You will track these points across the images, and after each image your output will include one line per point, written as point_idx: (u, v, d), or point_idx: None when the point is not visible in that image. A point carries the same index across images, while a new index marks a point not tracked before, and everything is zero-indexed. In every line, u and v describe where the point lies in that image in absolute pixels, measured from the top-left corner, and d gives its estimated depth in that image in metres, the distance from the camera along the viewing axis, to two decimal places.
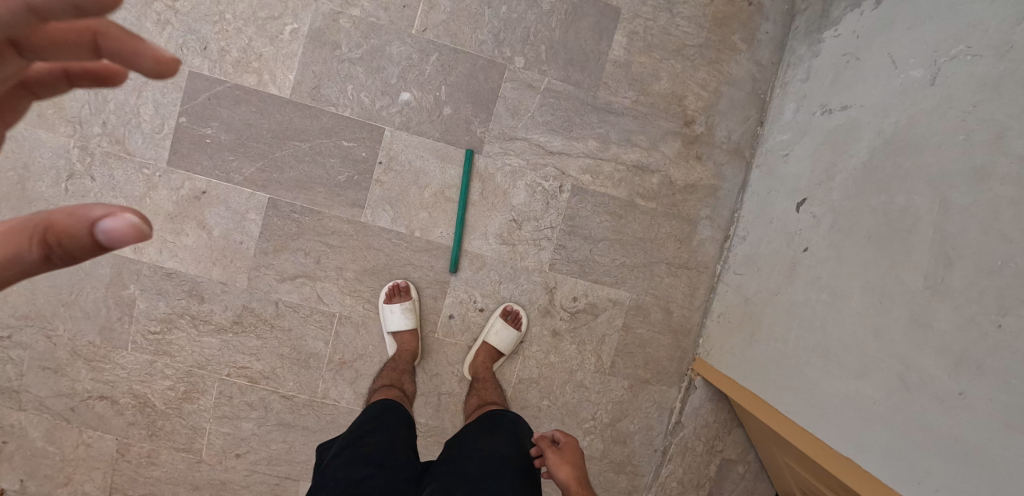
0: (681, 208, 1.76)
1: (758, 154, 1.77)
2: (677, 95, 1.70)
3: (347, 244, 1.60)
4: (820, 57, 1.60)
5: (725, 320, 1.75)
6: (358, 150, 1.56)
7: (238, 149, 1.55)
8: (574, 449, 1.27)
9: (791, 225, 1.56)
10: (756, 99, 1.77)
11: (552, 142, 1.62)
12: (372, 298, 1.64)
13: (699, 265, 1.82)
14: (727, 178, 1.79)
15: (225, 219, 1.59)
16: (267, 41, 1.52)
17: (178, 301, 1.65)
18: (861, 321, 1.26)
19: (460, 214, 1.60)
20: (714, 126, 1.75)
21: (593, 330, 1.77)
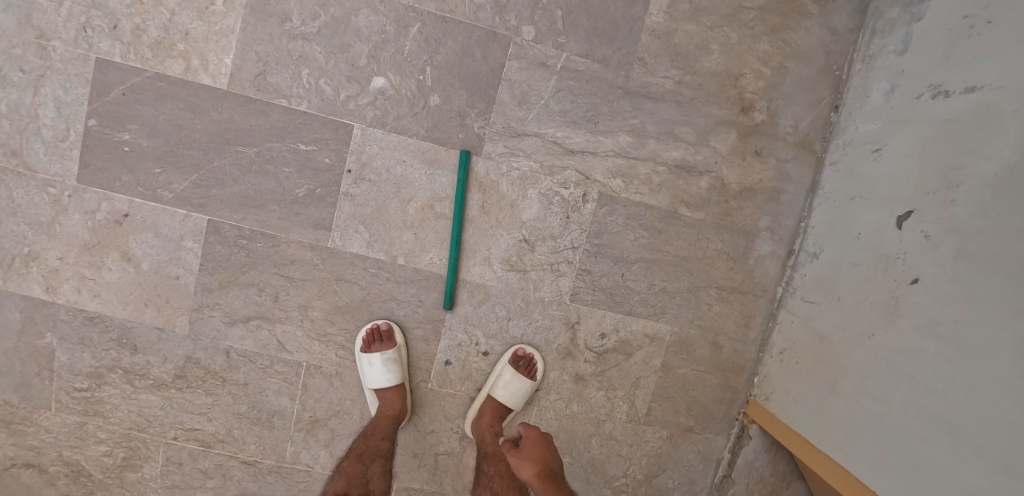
0: (735, 217, 1.39)
1: (832, 147, 1.42)
2: (732, 73, 1.33)
3: (312, 276, 1.24)
4: (921, 21, 1.24)
5: (792, 358, 1.40)
6: (319, 155, 1.19)
7: (166, 159, 1.19)
8: (541, 441, 1.15)
9: (887, 244, 1.20)
10: (829, 77, 1.41)
11: (573, 137, 1.24)
12: (346, 344, 1.28)
13: (756, 286, 1.46)
14: (792, 178, 1.43)
15: (156, 248, 1.24)
16: (196, 16, 1.15)
17: (107, 353, 1.29)
18: (1012, 393, 0.91)
19: (456, 235, 1.23)
20: (777, 112, 1.38)
21: (625, 373, 1.41)
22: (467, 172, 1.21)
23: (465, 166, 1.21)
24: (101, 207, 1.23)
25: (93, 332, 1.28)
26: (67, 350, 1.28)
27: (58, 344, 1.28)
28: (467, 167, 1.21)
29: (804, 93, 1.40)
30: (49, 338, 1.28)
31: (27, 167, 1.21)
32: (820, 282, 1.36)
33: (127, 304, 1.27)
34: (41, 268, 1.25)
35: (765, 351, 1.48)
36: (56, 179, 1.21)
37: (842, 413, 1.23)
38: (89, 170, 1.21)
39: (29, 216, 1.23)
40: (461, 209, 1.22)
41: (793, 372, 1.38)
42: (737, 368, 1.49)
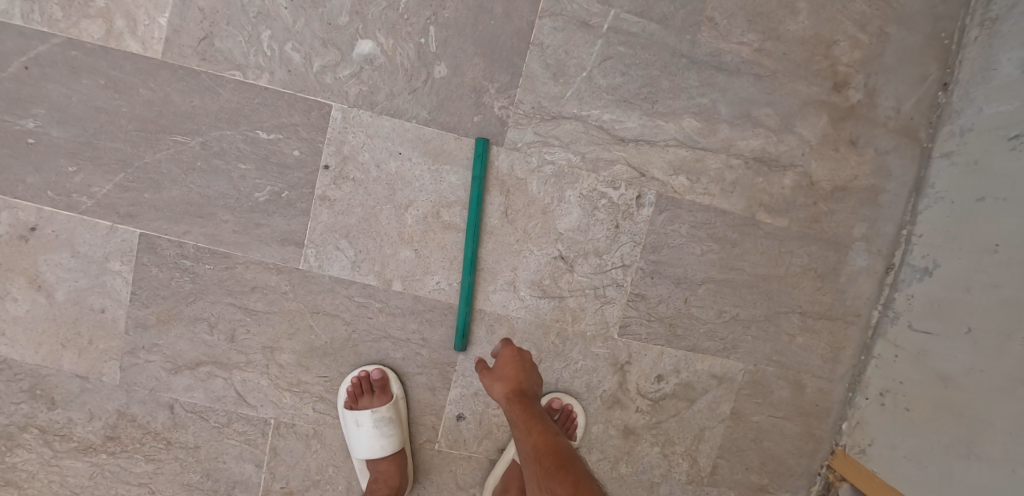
0: (824, 223, 1.08)
1: (941, 134, 1.10)
2: (821, 39, 1.03)
3: (281, 307, 0.94)
4: None
5: (901, 404, 1.09)
6: (287, 147, 0.89)
7: (83, 153, 0.89)
8: (518, 357, 0.87)
9: None
10: (939, 45, 1.10)
11: (624, 121, 0.94)
12: (327, 396, 0.98)
13: (847, 312, 1.15)
14: (894, 175, 1.12)
15: (73, 272, 0.93)
16: None
17: (13, 408, 0.95)
18: None
19: (471, 252, 0.92)
20: (876, 90, 1.08)
21: (686, 424, 1.10)
22: (485, 167, 0.91)
23: (482, 157, 0.90)
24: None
25: None
26: None
27: None
28: (484, 158, 0.90)
29: (911, 65, 1.10)
30: None
31: None
32: (935, 305, 1.06)
33: (38, 344, 0.95)
34: None
35: (855, 392, 1.17)
36: None
37: (987, 482, 0.93)
38: None
39: None
40: (476, 217, 0.92)
41: (900, 421, 1.08)
42: (823, 413, 1.18)
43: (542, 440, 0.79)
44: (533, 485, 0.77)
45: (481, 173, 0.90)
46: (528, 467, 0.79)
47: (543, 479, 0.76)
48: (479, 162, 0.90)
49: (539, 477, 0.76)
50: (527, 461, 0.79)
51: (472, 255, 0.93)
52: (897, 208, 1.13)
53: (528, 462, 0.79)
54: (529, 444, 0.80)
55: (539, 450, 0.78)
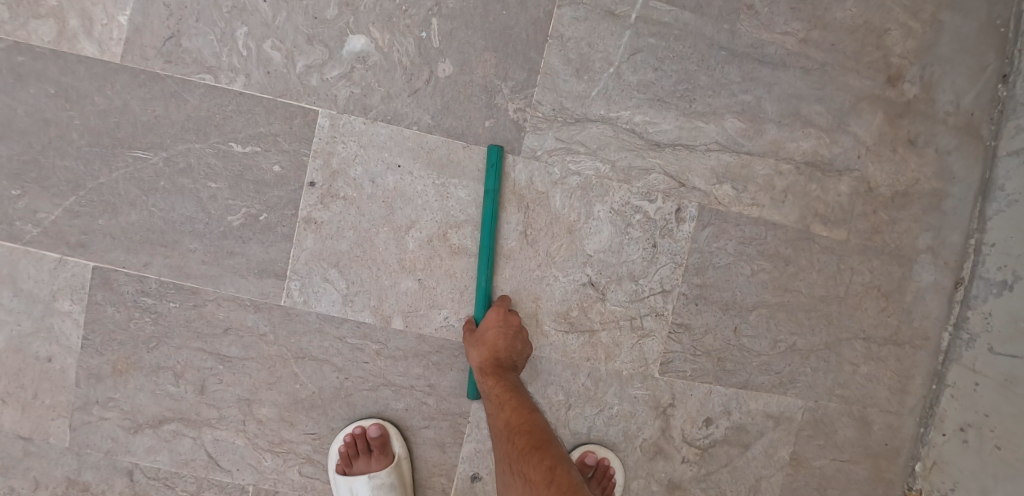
0: (885, 234, 0.95)
1: (1010, 129, 0.97)
2: (873, 26, 0.91)
3: (258, 351, 0.79)
4: None
5: (989, 442, 0.93)
6: (266, 163, 0.76)
7: (26, 173, 0.76)
8: (499, 318, 0.77)
9: None
10: (1000, 30, 0.98)
11: (658, 123, 0.81)
12: (316, 456, 0.82)
13: (916, 335, 1.00)
14: (960, 177, 0.98)
15: (13, 313, 0.78)
16: None
17: None
18: None
19: (483, 284, 0.78)
20: (934, 83, 0.95)
21: (739, 474, 0.94)
22: (497, 179, 0.77)
23: (495, 164, 0.77)
24: None
25: None
26: None
27: None
28: (497, 165, 0.77)
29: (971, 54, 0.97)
30: None
31: None
32: (1021, 324, 0.92)
33: None
34: None
35: (928, 426, 1.01)
36: None
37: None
38: None
39: None
40: (489, 240, 0.77)
41: (990, 461, 0.93)
42: (894, 453, 1.02)
43: (515, 417, 0.71)
44: (504, 462, 0.70)
45: (494, 185, 0.76)
46: (500, 443, 0.72)
47: (513, 457, 0.68)
48: (491, 172, 0.77)
49: (511, 458, 0.69)
50: (499, 437, 0.72)
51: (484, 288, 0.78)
52: (964, 214, 0.99)
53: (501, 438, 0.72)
54: (501, 419, 0.72)
55: (511, 427, 0.70)
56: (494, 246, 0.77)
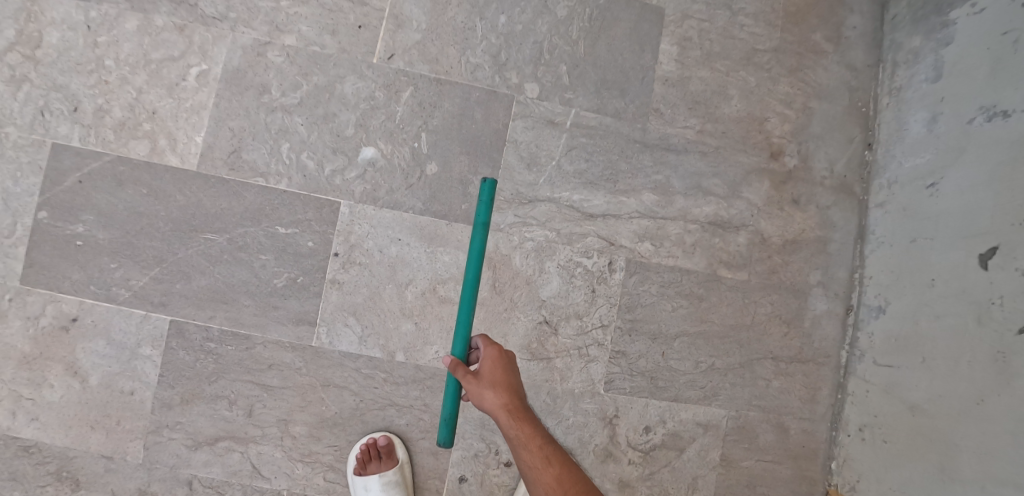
0: (781, 275, 1.21)
1: (875, 188, 1.25)
2: (755, 118, 1.20)
3: (292, 383, 1.03)
4: (952, 44, 1.14)
5: (879, 438, 1.16)
6: (301, 239, 1.03)
7: (123, 252, 1.02)
8: (506, 359, 0.85)
9: (976, 290, 1.02)
10: (858, 113, 1.28)
11: (592, 200, 1.09)
12: (337, 464, 1.05)
13: (817, 354, 1.24)
14: (838, 226, 1.25)
15: (108, 357, 1.03)
16: (164, 93, 1.03)
17: (40, 490, 1.04)
18: None
19: (464, 319, 0.85)
20: (810, 156, 1.24)
21: (678, 473, 1.16)
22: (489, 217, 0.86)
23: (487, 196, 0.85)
24: (45, 310, 1.03)
25: (25, 466, 1.04)
26: None
27: None
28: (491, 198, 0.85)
29: (837, 133, 1.26)
30: None
31: None
32: (895, 340, 1.16)
33: (69, 427, 1.04)
34: None
35: (838, 429, 1.25)
36: None
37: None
38: (35, 270, 1.03)
39: None
40: (474, 278, 0.86)
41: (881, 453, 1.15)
42: (810, 453, 1.24)
43: (563, 471, 0.80)
44: None
45: (486, 219, 0.85)
46: None
47: None
48: (483, 206, 0.85)
49: None
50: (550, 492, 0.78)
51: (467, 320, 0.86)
52: (847, 255, 1.26)
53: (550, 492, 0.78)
54: (548, 473, 0.79)
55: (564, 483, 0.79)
56: (480, 282, 0.86)
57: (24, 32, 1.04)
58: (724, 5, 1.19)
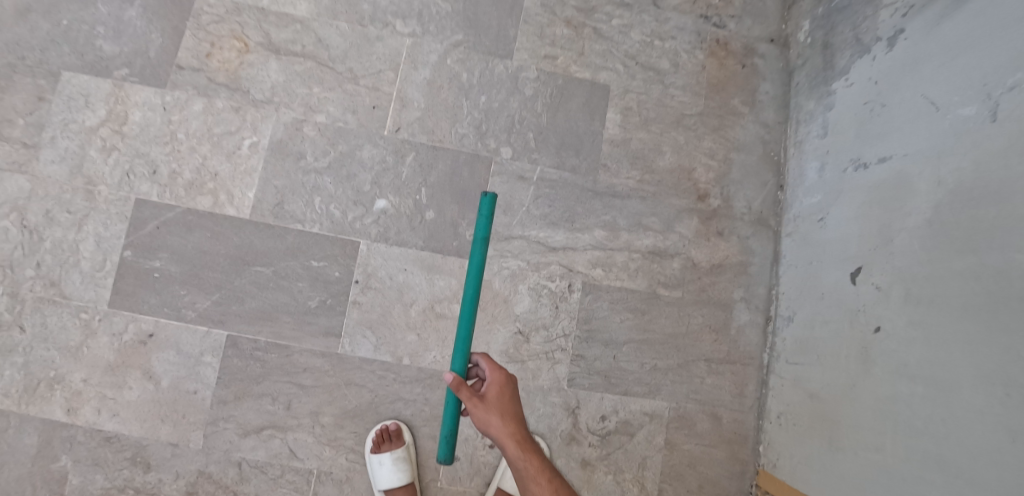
0: (710, 292, 1.50)
1: (786, 221, 1.54)
2: (685, 168, 1.51)
3: (322, 382, 1.33)
4: (834, 109, 1.44)
5: (790, 423, 1.41)
6: (330, 270, 1.34)
7: (191, 281, 1.32)
8: (507, 389, 1.01)
9: (850, 299, 1.28)
10: (770, 161, 1.59)
11: (554, 236, 1.41)
12: (356, 448, 1.33)
13: (743, 355, 1.51)
14: (757, 252, 1.55)
15: (176, 364, 1.31)
16: (223, 159, 1.35)
17: (119, 472, 1.31)
18: (992, 425, 0.95)
19: (463, 334, 0.98)
20: (731, 197, 1.55)
21: (630, 454, 1.44)
22: (488, 231, 0.98)
23: (487, 210, 0.97)
24: (127, 328, 1.31)
25: (108, 452, 1.31)
26: (80, 472, 1.30)
27: (72, 466, 1.30)
28: (490, 214, 0.97)
29: (754, 178, 1.57)
30: (63, 460, 1.30)
31: (63, 295, 1.31)
32: (800, 343, 1.42)
33: (143, 421, 1.31)
34: (64, 391, 1.31)
35: (763, 419, 1.50)
36: (89, 305, 1.31)
37: (846, 468, 1.23)
38: (119, 297, 1.32)
39: (60, 340, 1.31)
40: (472, 295, 0.98)
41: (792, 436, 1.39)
42: (742, 439, 1.50)
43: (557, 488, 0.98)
44: None
45: (485, 233, 0.98)
46: None
47: None
48: (482, 222, 0.98)
49: None
50: None
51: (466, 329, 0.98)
52: (765, 275, 1.55)
53: None
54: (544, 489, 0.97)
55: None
56: (478, 295, 0.97)
57: (114, 113, 1.35)
58: (658, 81, 1.52)
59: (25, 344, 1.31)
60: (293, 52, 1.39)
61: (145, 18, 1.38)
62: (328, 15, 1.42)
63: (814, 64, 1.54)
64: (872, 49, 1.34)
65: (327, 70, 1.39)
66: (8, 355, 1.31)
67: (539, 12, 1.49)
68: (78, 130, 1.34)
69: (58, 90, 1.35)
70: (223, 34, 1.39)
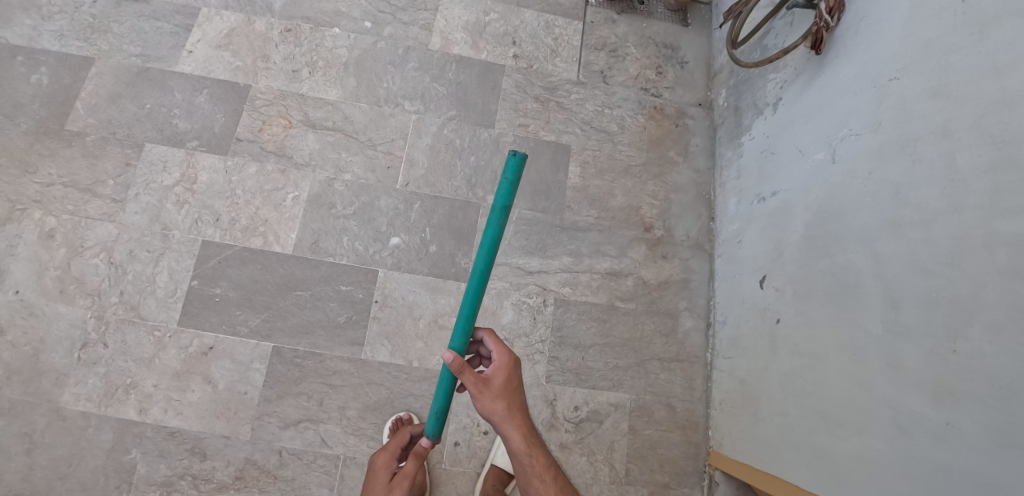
0: (660, 303, 1.82)
1: (717, 245, 1.86)
2: (633, 206, 1.89)
3: (349, 382, 1.66)
4: (744, 156, 1.79)
5: (727, 406, 1.71)
6: (355, 292, 1.71)
7: (245, 303, 1.67)
8: (510, 375, 1.08)
9: (760, 302, 1.60)
10: (703, 200, 1.93)
11: (531, 262, 1.80)
12: (375, 436, 1.64)
13: (690, 354, 1.81)
14: (696, 270, 1.87)
15: (230, 370, 1.64)
16: (272, 208, 1.73)
17: (180, 461, 1.58)
18: (851, 380, 1.25)
19: (467, 309, 1.04)
20: (672, 227, 1.89)
21: (600, 438, 1.73)
22: (509, 199, 0.98)
23: (512, 175, 0.96)
24: (192, 342, 1.64)
25: (171, 445, 1.59)
26: (147, 462, 1.57)
27: (140, 458, 1.57)
28: (513, 185, 0.97)
29: (690, 212, 1.91)
30: (133, 453, 1.57)
31: (140, 316, 1.63)
32: (729, 341, 1.72)
33: (202, 418, 1.61)
34: (137, 395, 1.60)
35: (710, 407, 1.79)
36: (161, 324, 1.64)
37: (767, 434, 1.52)
38: (187, 317, 1.65)
39: (135, 353, 1.62)
40: (482, 269, 1.02)
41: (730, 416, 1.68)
42: (693, 425, 1.78)
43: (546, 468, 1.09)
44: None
45: (506, 205, 0.97)
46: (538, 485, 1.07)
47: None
48: (504, 190, 0.97)
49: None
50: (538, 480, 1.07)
51: (472, 301, 1.04)
52: (705, 288, 1.86)
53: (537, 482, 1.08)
54: (535, 468, 1.08)
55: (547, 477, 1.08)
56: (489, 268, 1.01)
57: (186, 174, 1.73)
58: (609, 139, 1.94)
59: (107, 357, 1.61)
60: (326, 127, 1.81)
61: (211, 102, 1.79)
62: (352, 99, 1.85)
63: (729, 122, 1.91)
64: (764, 111, 1.72)
65: (352, 139, 1.81)
66: (92, 366, 1.60)
67: (514, 92, 1.93)
68: (156, 188, 1.71)
69: (141, 157, 1.73)
70: (271, 114, 1.80)
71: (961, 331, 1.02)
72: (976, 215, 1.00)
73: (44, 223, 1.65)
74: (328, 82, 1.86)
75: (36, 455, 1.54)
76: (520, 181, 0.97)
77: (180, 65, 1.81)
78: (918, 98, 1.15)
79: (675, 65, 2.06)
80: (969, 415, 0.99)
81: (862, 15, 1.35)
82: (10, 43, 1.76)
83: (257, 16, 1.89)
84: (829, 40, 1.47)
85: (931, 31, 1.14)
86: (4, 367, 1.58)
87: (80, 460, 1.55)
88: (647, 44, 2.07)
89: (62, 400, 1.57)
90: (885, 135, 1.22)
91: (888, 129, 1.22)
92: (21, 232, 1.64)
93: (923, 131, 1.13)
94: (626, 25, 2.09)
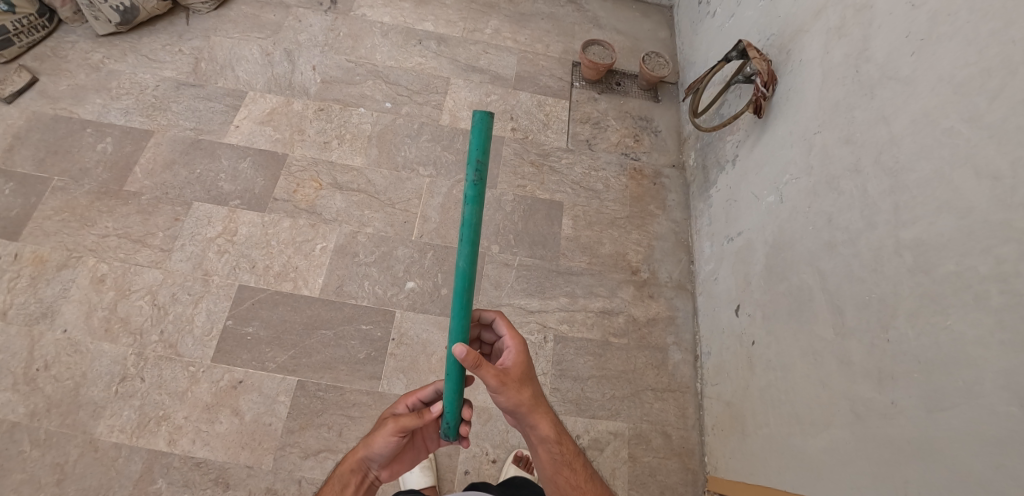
0: (649, 338, 2.02)
1: (697, 285, 2.10)
2: (621, 253, 2.15)
3: (367, 413, 1.76)
4: (713, 207, 2.10)
5: (718, 430, 1.82)
6: (374, 331, 1.88)
7: (274, 341, 1.83)
8: (525, 361, 1.21)
9: (737, 327, 1.82)
10: (682, 246, 2.20)
11: (531, 302, 2.01)
12: None
13: (680, 384, 1.97)
14: (679, 308, 2.09)
15: (257, 402, 1.75)
16: (303, 257, 1.96)
17: (203, 492, 1.63)
18: (815, 380, 1.44)
19: (459, 307, 1.02)
20: (656, 271, 2.14)
21: (602, 466, 1.81)
22: (483, 156, 0.91)
23: (481, 130, 0.90)
24: (224, 377, 1.77)
25: (197, 474, 1.65)
26: (171, 493, 1.62)
27: (166, 488, 1.62)
28: (487, 135, 0.90)
29: (670, 258, 2.17)
30: (159, 483, 1.63)
31: (178, 353, 1.78)
32: (714, 368, 1.90)
33: (227, 448, 1.69)
34: (168, 426, 1.70)
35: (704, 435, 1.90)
36: (196, 360, 1.78)
37: (753, 447, 1.65)
38: (220, 353, 1.80)
39: (170, 386, 1.74)
40: (469, 237, 0.96)
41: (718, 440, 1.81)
42: (690, 452, 1.88)
43: (568, 448, 1.24)
44: (564, 476, 1.23)
45: (479, 169, 0.91)
46: (562, 465, 1.23)
47: (575, 479, 1.23)
48: (477, 145, 0.90)
49: (572, 476, 1.23)
50: (563, 461, 1.23)
51: (464, 280, 0.99)
52: (689, 324, 2.07)
53: (561, 463, 1.23)
54: (559, 450, 1.23)
55: (566, 460, 1.24)
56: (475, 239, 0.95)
57: (227, 227, 1.97)
58: (596, 197, 2.24)
59: (143, 391, 1.73)
60: (351, 188, 2.09)
61: (253, 168, 2.07)
62: (375, 165, 2.15)
63: (699, 180, 2.23)
64: (726, 168, 2.04)
65: (374, 199, 2.08)
66: (128, 399, 1.71)
67: (513, 158, 2.27)
68: (200, 239, 1.94)
69: (190, 213, 1.97)
70: (304, 179, 2.08)
71: (891, 322, 1.24)
72: (887, 229, 1.28)
73: (96, 269, 1.85)
74: (354, 151, 2.17)
75: (65, 485, 1.59)
76: (489, 140, 0.91)
77: (227, 136, 2.12)
78: (835, 145, 1.48)
79: (650, 133, 2.42)
80: (907, 391, 1.18)
81: (788, 87, 1.73)
82: (82, 118, 2.07)
83: (295, 98, 2.24)
84: (768, 106, 1.82)
85: (839, 95, 1.49)
86: (45, 400, 1.68)
87: (108, 491, 1.60)
88: (625, 117, 2.45)
89: (97, 431, 1.66)
90: (816, 176, 1.54)
91: (817, 172, 1.54)
92: (76, 277, 1.84)
93: (841, 172, 1.44)
94: (606, 103, 2.47)
